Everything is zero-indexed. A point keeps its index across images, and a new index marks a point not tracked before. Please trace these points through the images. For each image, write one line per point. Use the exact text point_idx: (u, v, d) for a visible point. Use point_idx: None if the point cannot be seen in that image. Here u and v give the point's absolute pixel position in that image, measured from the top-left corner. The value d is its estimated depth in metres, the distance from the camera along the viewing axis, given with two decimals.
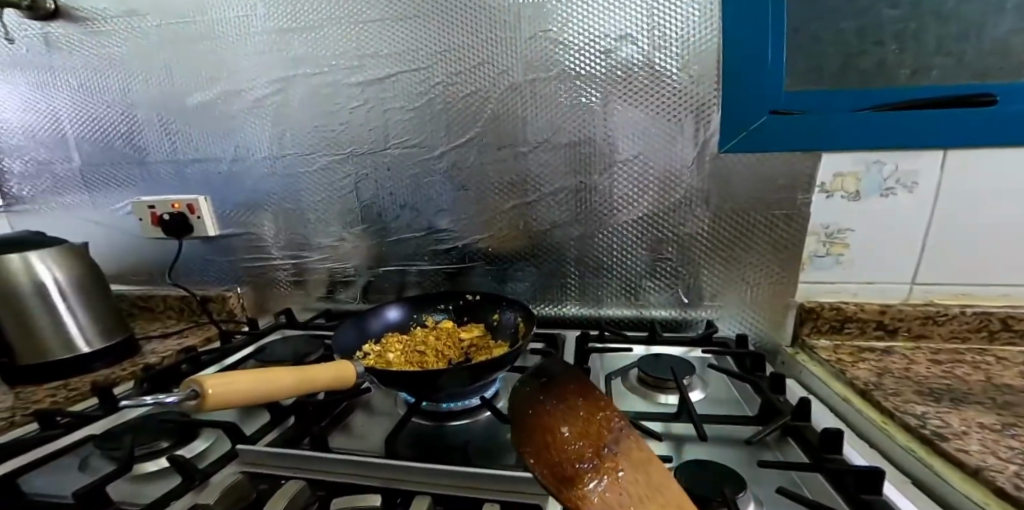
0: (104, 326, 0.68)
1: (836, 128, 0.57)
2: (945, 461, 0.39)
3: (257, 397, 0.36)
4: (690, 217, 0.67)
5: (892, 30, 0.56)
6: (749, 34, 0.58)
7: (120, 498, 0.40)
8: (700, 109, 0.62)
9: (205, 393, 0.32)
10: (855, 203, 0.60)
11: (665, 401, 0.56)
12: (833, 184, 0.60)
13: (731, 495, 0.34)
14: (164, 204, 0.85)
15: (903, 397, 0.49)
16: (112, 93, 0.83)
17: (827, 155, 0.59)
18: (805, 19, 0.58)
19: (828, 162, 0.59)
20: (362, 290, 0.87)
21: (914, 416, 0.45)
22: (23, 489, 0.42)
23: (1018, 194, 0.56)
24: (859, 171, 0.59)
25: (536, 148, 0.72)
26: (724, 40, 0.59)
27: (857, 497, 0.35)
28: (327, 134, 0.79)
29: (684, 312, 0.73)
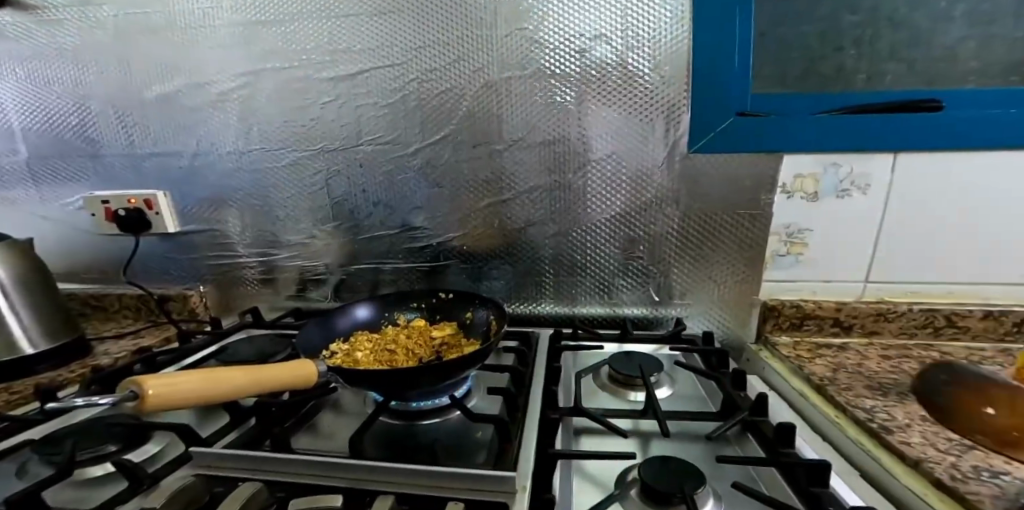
0: (50, 326, 0.64)
1: (799, 131, 0.59)
2: (891, 455, 0.40)
3: (204, 398, 0.34)
4: (660, 217, 0.68)
5: (852, 36, 0.59)
6: (719, 36, 0.60)
7: (59, 504, 0.37)
8: (672, 109, 0.63)
9: (144, 394, 0.31)
10: (815, 204, 0.62)
11: (634, 398, 0.57)
12: (794, 185, 0.62)
13: (691, 491, 0.35)
14: (120, 199, 0.81)
15: (855, 391, 0.51)
16: (64, 84, 0.78)
17: (790, 156, 0.61)
18: (772, 23, 0.61)
19: (789, 163, 0.61)
20: (333, 288, 0.85)
21: (864, 410, 0.47)
22: None
23: (962, 198, 0.60)
24: (818, 173, 0.61)
25: (510, 147, 0.72)
26: (695, 42, 0.60)
27: (807, 490, 0.36)
28: (296, 130, 0.77)
29: (655, 310, 0.74)
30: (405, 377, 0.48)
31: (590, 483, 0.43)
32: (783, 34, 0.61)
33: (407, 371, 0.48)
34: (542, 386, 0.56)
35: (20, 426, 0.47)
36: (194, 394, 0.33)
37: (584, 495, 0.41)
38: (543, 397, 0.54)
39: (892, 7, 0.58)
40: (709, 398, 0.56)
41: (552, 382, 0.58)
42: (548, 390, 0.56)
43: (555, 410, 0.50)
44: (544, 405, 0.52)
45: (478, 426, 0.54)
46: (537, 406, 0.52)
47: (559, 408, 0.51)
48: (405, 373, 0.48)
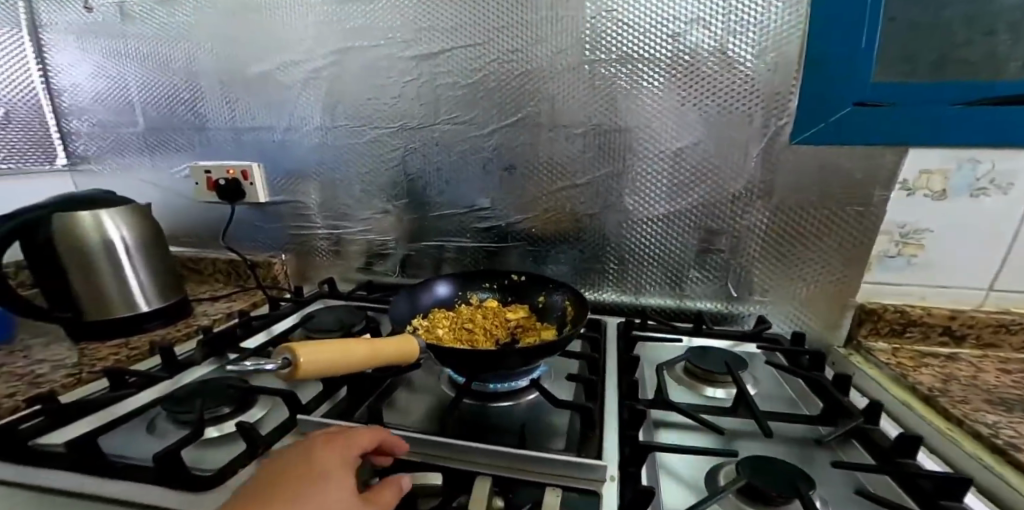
0: (161, 287, 0.71)
1: (927, 122, 0.53)
2: (1018, 472, 0.38)
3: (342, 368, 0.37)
4: (748, 211, 0.65)
5: (1012, 18, 0.50)
6: (842, 18, 0.54)
7: (193, 463, 0.41)
8: (773, 99, 0.58)
9: (297, 361, 0.34)
10: (940, 202, 0.56)
11: (712, 394, 0.56)
12: (916, 182, 0.56)
13: (806, 491, 0.34)
14: (220, 169, 0.88)
15: (972, 404, 0.48)
16: (177, 62, 0.85)
17: (916, 150, 0.55)
18: (905, 7, 0.53)
19: (915, 156, 0.55)
20: (400, 264, 0.87)
21: (985, 425, 0.44)
22: (100, 443, 0.43)
23: None
24: (948, 169, 0.55)
25: (590, 132, 0.70)
26: (810, 25, 0.55)
27: (934, 502, 0.35)
28: (379, 108, 0.79)
29: (730, 306, 0.71)
30: (488, 358, 0.49)
31: (678, 480, 0.42)
32: (919, 17, 0.53)
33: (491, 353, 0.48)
34: (616, 380, 0.56)
35: (145, 380, 0.51)
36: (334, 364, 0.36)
37: (673, 491, 0.41)
38: (620, 391, 0.53)
39: None
40: (800, 401, 0.54)
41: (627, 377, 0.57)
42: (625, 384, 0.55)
43: (635, 400, 0.50)
44: (621, 398, 0.51)
45: (555, 412, 0.54)
46: (614, 402, 0.51)
47: (638, 399, 0.51)
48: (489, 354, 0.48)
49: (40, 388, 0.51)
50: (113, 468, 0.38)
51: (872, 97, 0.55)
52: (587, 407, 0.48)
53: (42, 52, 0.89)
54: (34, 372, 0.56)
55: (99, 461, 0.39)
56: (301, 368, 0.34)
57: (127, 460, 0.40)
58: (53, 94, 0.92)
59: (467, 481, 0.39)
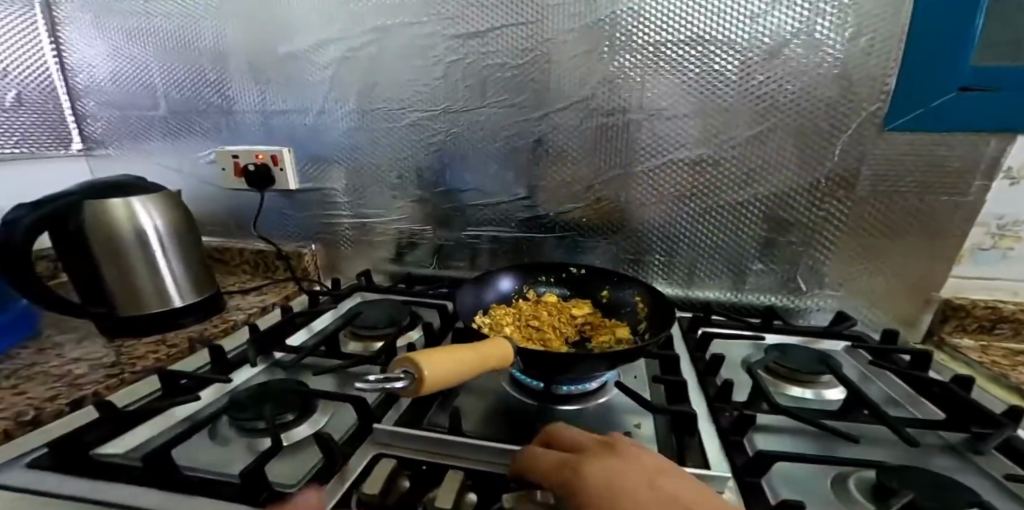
0: (195, 280, 0.66)
1: None
2: None
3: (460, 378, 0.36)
4: (825, 202, 0.61)
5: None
6: None
7: (280, 477, 0.37)
8: (866, 85, 0.54)
9: (421, 375, 0.33)
10: None
11: (799, 394, 0.53)
12: (1022, 170, 0.54)
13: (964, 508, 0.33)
14: (248, 154, 0.83)
15: None
16: (204, 41, 0.80)
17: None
18: None
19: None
20: (430, 254, 0.81)
21: None
22: (171, 457, 0.40)
23: None
24: None
25: (650, 119, 0.64)
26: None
27: None
28: (420, 90, 0.73)
29: (794, 300, 0.68)
30: (561, 361, 0.46)
31: (802, 491, 0.39)
32: None
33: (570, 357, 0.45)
34: (699, 385, 0.53)
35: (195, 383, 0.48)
36: (454, 374, 0.35)
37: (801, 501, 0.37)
38: (709, 395, 0.51)
39: None
40: (905, 402, 0.52)
41: (706, 379, 0.54)
42: (711, 388, 0.52)
43: (727, 404, 0.49)
44: (713, 403, 0.49)
45: (632, 417, 0.52)
46: (703, 408, 0.49)
47: (729, 402, 0.49)
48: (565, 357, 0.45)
49: (83, 390, 0.47)
50: (189, 482, 0.35)
51: (976, 81, 0.51)
52: (679, 411, 0.46)
53: (56, 30, 0.84)
54: (73, 373, 0.52)
55: (174, 478, 0.35)
56: (426, 381, 0.33)
57: (201, 474, 0.36)
58: (67, 74, 0.86)
59: None
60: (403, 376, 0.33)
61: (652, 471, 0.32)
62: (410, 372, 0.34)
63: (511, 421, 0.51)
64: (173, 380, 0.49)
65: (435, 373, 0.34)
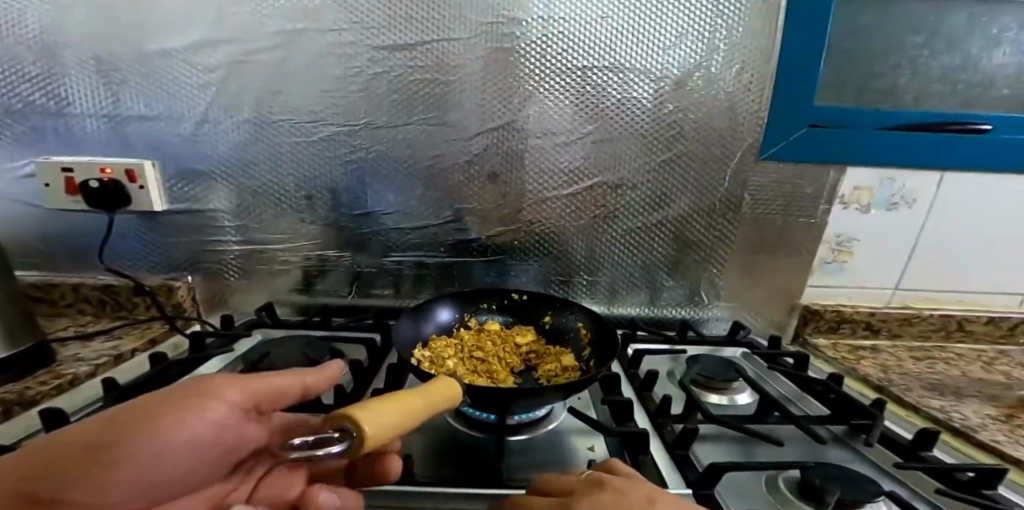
0: (6, 328, 0.48)
1: (864, 147, 0.66)
2: (976, 447, 0.49)
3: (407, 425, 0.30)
4: (719, 222, 0.71)
5: (906, 62, 0.67)
6: (805, 42, 0.63)
7: None
8: (745, 125, 0.66)
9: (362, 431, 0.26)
10: (865, 215, 0.70)
11: (717, 401, 0.59)
12: (851, 197, 0.69)
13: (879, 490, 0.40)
14: (88, 167, 0.65)
15: (917, 392, 0.61)
16: (25, 30, 0.63)
17: (854, 169, 0.68)
18: (839, 40, 0.65)
19: (853, 176, 0.68)
20: (346, 281, 0.73)
21: (938, 410, 0.56)
22: None
23: (977, 219, 0.72)
24: (874, 188, 0.69)
25: (576, 142, 0.68)
26: (783, 48, 0.63)
27: (978, 491, 0.42)
28: (336, 102, 0.67)
29: (696, 311, 0.76)
30: (509, 394, 0.44)
31: (745, 498, 0.42)
32: (850, 49, 0.66)
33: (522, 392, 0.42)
34: (639, 401, 0.56)
35: None
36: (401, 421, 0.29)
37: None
38: (651, 411, 0.54)
39: (938, 60, 0.67)
40: (795, 400, 0.60)
41: (642, 394, 0.57)
42: (651, 404, 0.55)
43: (668, 418, 0.52)
44: (656, 418, 0.52)
45: (578, 439, 0.52)
46: (648, 425, 0.52)
47: (668, 415, 0.52)
48: (513, 392, 0.43)
49: None
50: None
51: (818, 118, 0.66)
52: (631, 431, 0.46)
53: None
54: None
55: None
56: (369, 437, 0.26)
57: None
58: None
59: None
60: (340, 438, 0.25)
61: (644, 499, 0.28)
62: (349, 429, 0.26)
63: (462, 464, 0.46)
64: None
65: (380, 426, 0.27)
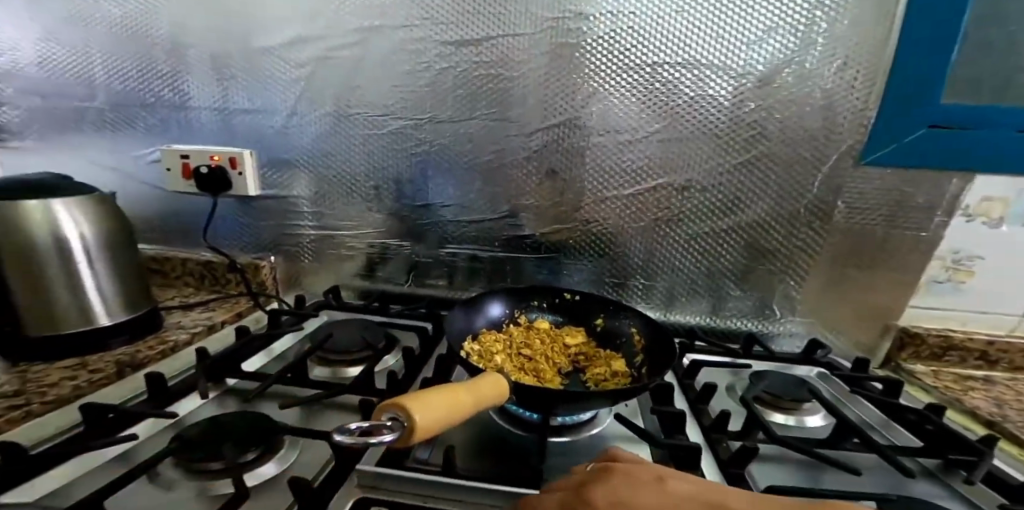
0: (129, 296, 0.57)
1: (999, 148, 0.55)
2: None
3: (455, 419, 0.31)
4: (802, 232, 0.64)
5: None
6: (934, 29, 0.53)
7: None
8: (849, 123, 0.57)
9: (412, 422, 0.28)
10: (993, 229, 0.59)
11: (782, 421, 0.52)
12: (977, 208, 0.58)
13: None
14: (201, 155, 0.74)
15: None
16: (159, 30, 0.72)
17: (984, 177, 0.57)
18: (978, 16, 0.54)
19: (982, 184, 0.57)
20: (405, 270, 0.76)
21: None
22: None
23: None
24: (1009, 197, 0.57)
25: (641, 141, 0.64)
26: (905, 35, 0.53)
27: None
28: (404, 97, 0.69)
29: (766, 325, 0.70)
30: (561, 396, 0.42)
31: None
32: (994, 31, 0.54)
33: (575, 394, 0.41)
34: (691, 414, 0.51)
35: (128, 418, 0.41)
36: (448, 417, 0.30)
37: None
38: (704, 425, 0.49)
39: None
40: (878, 427, 0.52)
41: (696, 407, 0.52)
42: (705, 418, 0.50)
43: (723, 435, 0.47)
44: (709, 433, 0.47)
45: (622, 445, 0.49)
46: (699, 439, 0.47)
47: (724, 431, 0.47)
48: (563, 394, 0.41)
49: None
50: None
51: (945, 119, 0.55)
52: (682, 444, 0.43)
53: None
54: None
55: None
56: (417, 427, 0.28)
57: None
58: None
59: None
60: (393, 425, 0.28)
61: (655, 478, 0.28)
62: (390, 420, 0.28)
63: (503, 460, 0.45)
64: (99, 413, 0.41)
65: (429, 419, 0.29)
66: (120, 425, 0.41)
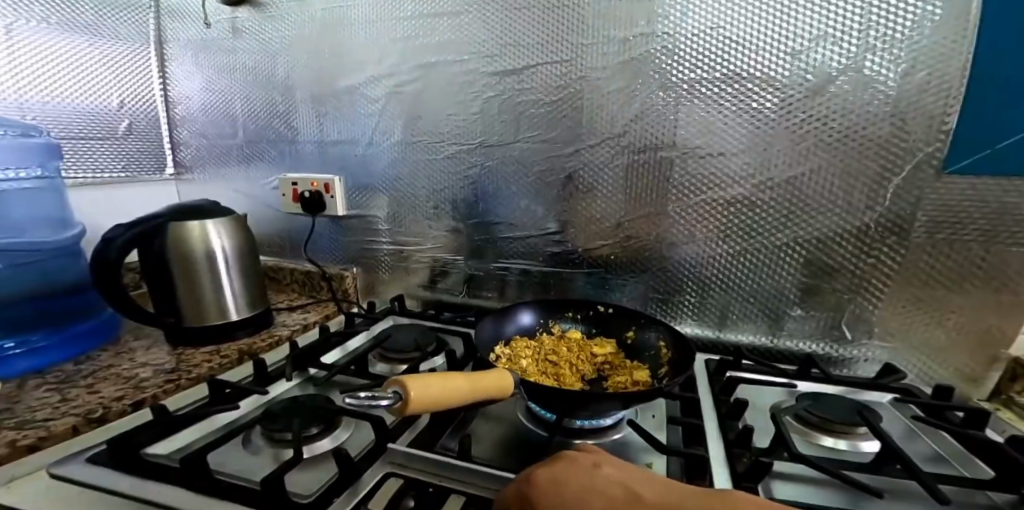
0: (251, 297, 0.73)
1: None
2: None
3: (453, 398, 0.37)
4: (875, 247, 0.57)
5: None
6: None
7: (294, 488, 0.41)
8: (921, 124, 0.51)
9: (407, 396, 0.34)
10: None
11: (832, 445, 0.49)
12: None
13: None
14: (305, 182, 0.90)
15: None
16: (277, 79, 0.89)
17: None
18: None
19: None
20: (462, 282, 0.84)
21: None
22: (209, 463, 0.44)
23: None
24: None
25: (684, 156, 0.64)
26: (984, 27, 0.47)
27: None
28: (458, 124, 0.77)
29: (838, 350, 0.63)
30: (571, 400, 0.43)
31: None
32: None
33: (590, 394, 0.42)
34: (718, 427, 0.50)
35: (238, 394, 0.54)
36: (443, 397, 0.36)
37: None
38: (728, 439, 0.47)
39: None
40: (952, 459, 0.46)
41: (724, 422, 0.50)
42: (731, 433, 0.49)
43: (746, 450, 0.45)
44: (731, 448, 0.46)
45: (646, 450, 0.49)
46: (720, 452, 0.46)
47: (749, 447, 0.46)
48: (573, 396, 0.43)
49: (145, 392, 0.54)
50: (220, 486, 0.39)
51: None
52: (693, 452, 0.44)
53: (164, 63, 0.96)
54: (138, 376, 0.59)
55: (210, 482, 0.40)
56: (411, 402, 0.34)
57: (226, 477, 0.41)
58: (170, 103, 0.99)
59: None
60: (390, 396, 0.34)
61: (591, 463, 0.33)
62: (397, 392, 0.35)
63: (522, 454, 0.48)
64: (218, 388, 0.54)
65: (422, 394, 0.35)
66: (232, 399, 0.54)
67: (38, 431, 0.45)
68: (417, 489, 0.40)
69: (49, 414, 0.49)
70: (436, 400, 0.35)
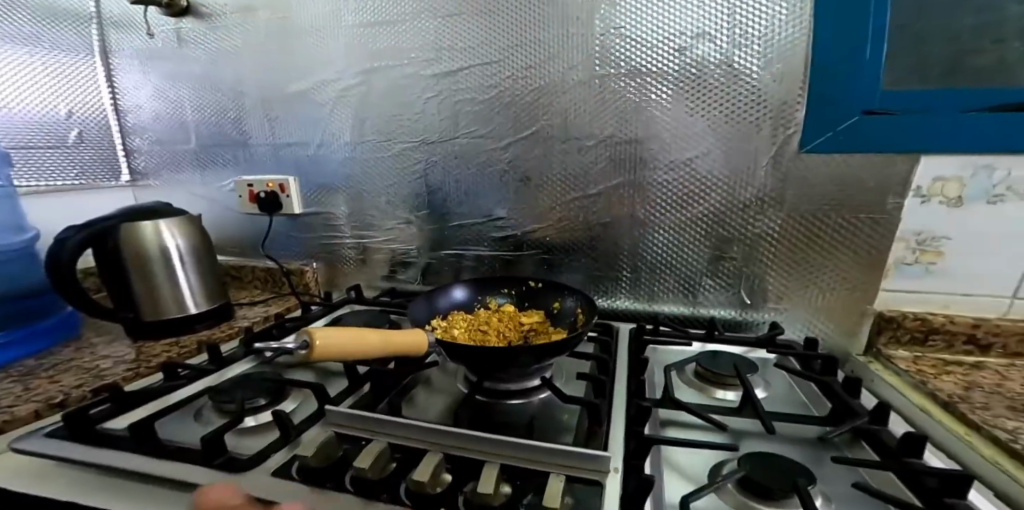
0: (209, 291, 0.77)
1: (938, 130, 0.55)
2: (1015, 462, 0.40)
3: (353, 352, 0.44)
4: (760, 218, 0.66)
5: (1016, 27, 0.53)
6: (847, 27, 0.56)
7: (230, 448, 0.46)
8: (781, 109, 0.61)
9: (313, 343, 0.42)
10: (957, 209, 0.57)
11: (722, 396, 0.56)
12: (932, 189, 0.57)
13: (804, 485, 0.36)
14: (261, 183, 0.94)
15: (992, 411, 0.47)
16: (227, 85, 0.93)
17: (928, 158, 0.57)
18: (908, 15, 0.55)
19: (927, 166, 0.57)
20: (418, 271, 0.90)
21: (1005, 431, 0.43)
22: (158, 431, 0.50)
23: None
24: (964, 177, 0.56)
25: (600, 144, 0.71)
26: (815, 31, 0.57)
27: (937, 500, 0.36)
28: (401, 124, 0.83)
29: (743, 313, 0.71)
30: (487, 359, 0.50)
31: (672, 476, 0.43)
32: (922, 19, 0.55)
33: (502, 350, 0.49)
34: (625, 381, 0.57)
35: (192, 375, 0.59)
36: (346, 348, 0.43)
37: (675, 482, 0.42)
38: (630, 391, 0.55)
39: None
40: (812, 403, 0.54)
41: (630, 376, 0.58)
42: (633, 384, 0.56)
43: (642, 398, 0.53)
44: (631, 397, 0.53)
45: (566, 408, 0.56)
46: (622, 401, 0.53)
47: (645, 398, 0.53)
48: (488, 353, 0.50)
49: (104, 380, 0.58)
50: (168, 449, 0.44)
51: (879, 104, 0.57)
52: (594, 402, 0.50)
53: (111, 75, 1.00)
54: (98, 367, 0.63)
55: (159, 447, 0.45)
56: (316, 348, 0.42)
57: (177, 444, 0.46)
58: (120, 113, 1.02)
59: (475, 469, 0.42)
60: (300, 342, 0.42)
61: None
62: (305, 340, 0.42)
63: (451, 414, 0.54)
64: (175, 371, 0.59)
65: (326, 344, 0.42)
66: (187, 380, 0.58)
67: (2, 416, 0.50)
68: (348, 442, 0.46)
69: (12, 401, 0.53)
70: (337, 349, 0.43)
